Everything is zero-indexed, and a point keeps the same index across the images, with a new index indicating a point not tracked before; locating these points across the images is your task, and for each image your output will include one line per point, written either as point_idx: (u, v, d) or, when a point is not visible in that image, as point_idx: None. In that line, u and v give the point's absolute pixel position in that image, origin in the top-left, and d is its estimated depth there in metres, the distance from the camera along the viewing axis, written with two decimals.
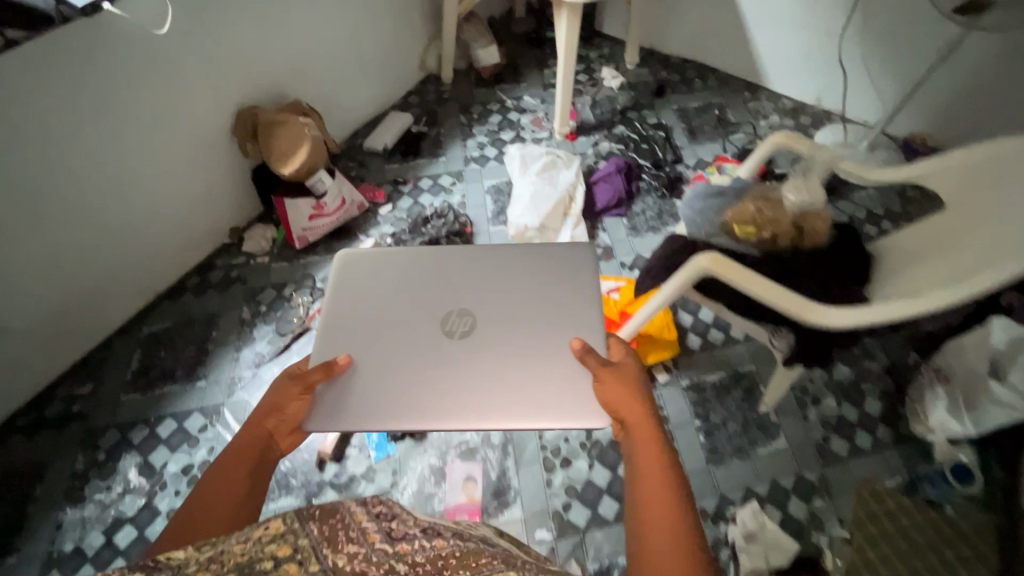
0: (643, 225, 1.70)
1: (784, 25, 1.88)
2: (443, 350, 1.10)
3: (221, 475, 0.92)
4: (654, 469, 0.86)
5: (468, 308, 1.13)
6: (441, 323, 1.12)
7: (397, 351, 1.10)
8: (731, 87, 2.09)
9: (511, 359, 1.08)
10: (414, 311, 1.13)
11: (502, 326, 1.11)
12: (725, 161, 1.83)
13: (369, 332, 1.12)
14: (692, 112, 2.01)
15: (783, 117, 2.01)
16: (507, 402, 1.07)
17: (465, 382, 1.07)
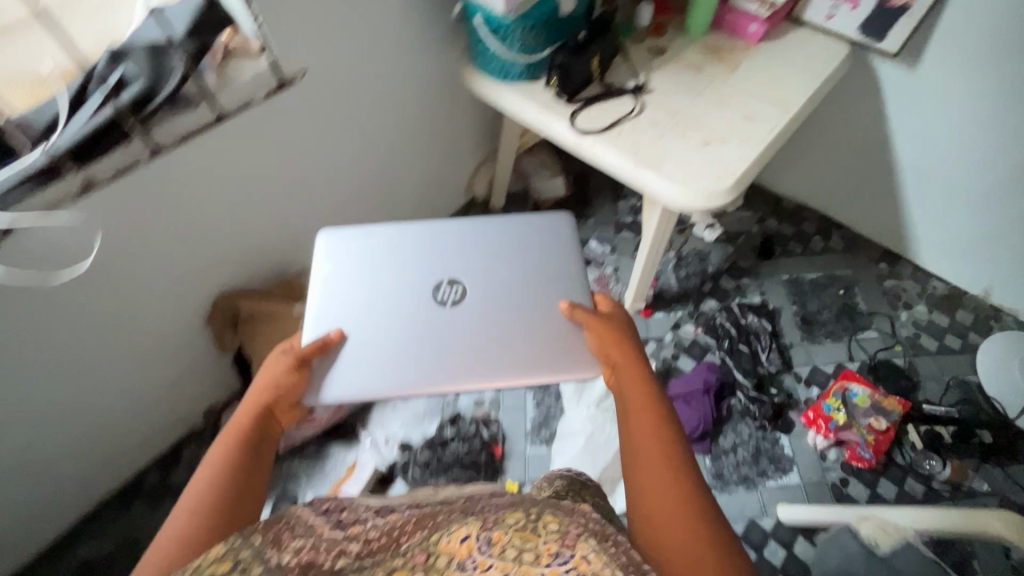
0: (731, 473, 1.26)
1: (965, 206, 1.37)
2: (438, 312, 0.95)
3: (228, 442, 0.75)
4: (649, 434, 0.74)
5: (462, 272, 0.97)
6: (441, 280, 0.96)
7: (385, 297, 0.95)
8: (861, 254, 1.60)
9: (497, 319, 0.95)
10: (407, 268, 0.97)
11: (498, 290, 0.96)
12: (852, 382, 1.36)
13: (356, 286, 0.96)
14: (807, 290, 1.54)
15: (934, 308, 1.51)
16: (495, 362, 0.93)
17: (454, 338, 0.94)
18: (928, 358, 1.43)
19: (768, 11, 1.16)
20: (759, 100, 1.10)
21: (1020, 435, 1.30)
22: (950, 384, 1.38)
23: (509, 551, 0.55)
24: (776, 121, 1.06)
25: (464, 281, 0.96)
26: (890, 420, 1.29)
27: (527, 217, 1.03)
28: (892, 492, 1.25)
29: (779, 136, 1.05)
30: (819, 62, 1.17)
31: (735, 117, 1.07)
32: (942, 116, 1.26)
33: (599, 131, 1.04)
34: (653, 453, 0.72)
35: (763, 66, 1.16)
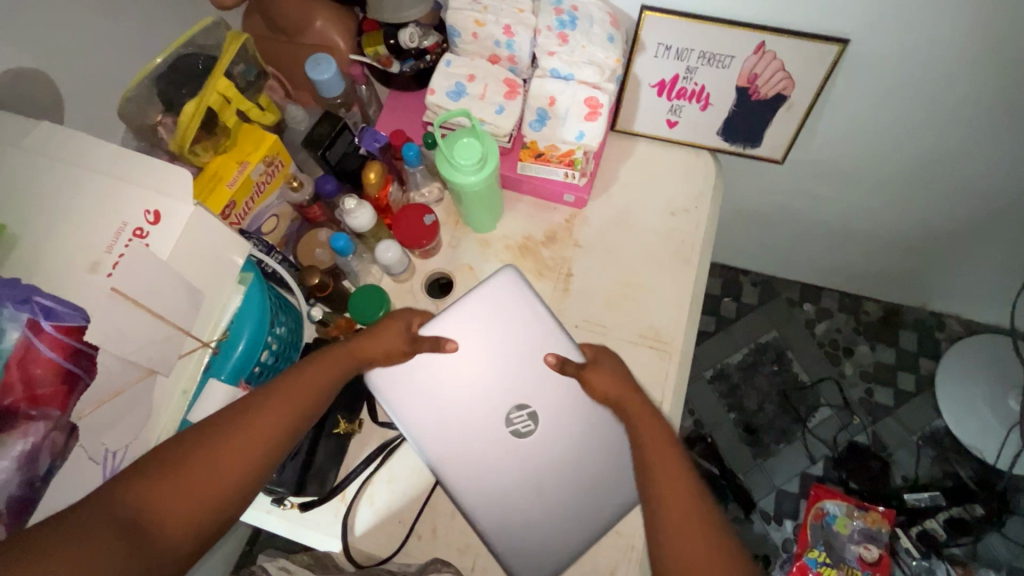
0: None
1: (893, 252, 1.04)
2: (484, 428, 0.58)
3: (297, 402, 0.46)
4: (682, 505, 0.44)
5: (555, 407, 0.58)
6: (545, 390, 0.59)
7: (473, 365, 0.59)
8: (779, 301, 1.29)
9: (541, 462, 0.57)
10: (520, 338, 0.60)
11: (570, 443, 0.57)
12: (824, 501, 1.11)
13: (483, 303, 0.61)
14: (737, 383, 1.24)
15: (877, 343, 1.26)
16: (500, 508, 0.57)
17: (481, 464, 0.57)
18: (890, 419, 1.20)
19: (583, 174, 0.70)
20: (620, 344, 0.68)
21: (1002, 480, 1.14)
22: (920, 445, 1.17)
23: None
24: (660, 384, 0.66)
25: (544, 420, 0.58)
26: (881, 543, 1.06)
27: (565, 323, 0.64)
28: None
29: (674, 410, 0.65)
30: (681, 218, 0.73)
31: None
32: (850, 187, 0.88)
33: (399, 538, 0.61)
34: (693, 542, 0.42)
35: (607, 263, 0.72)
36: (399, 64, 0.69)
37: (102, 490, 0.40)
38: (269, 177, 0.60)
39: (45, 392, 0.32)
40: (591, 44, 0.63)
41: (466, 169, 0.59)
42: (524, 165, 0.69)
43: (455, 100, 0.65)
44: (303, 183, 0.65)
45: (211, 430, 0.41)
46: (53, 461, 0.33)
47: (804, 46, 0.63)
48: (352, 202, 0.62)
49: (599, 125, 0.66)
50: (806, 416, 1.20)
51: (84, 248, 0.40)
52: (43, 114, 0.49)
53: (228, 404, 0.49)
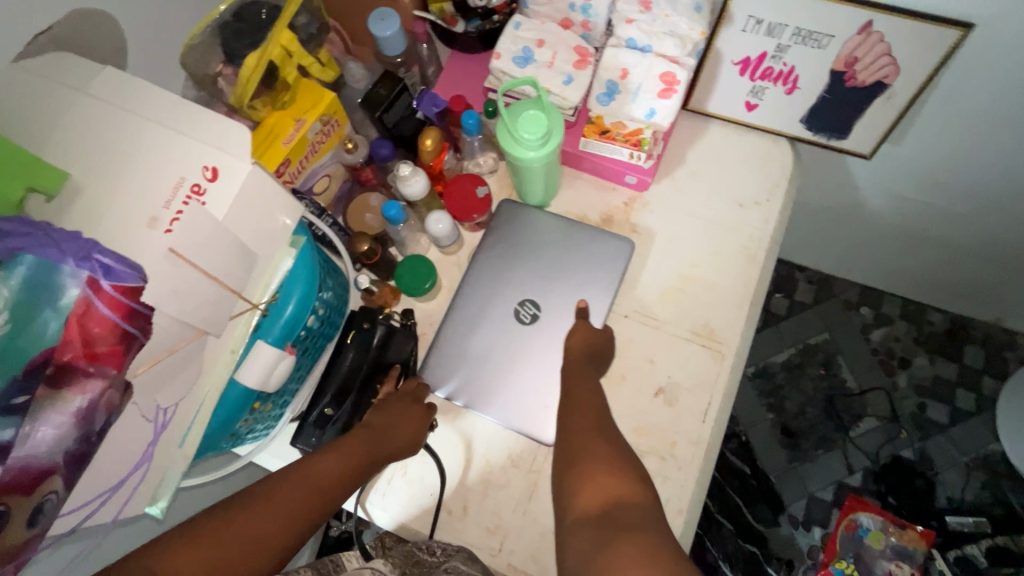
0: None
1: (973, 263, 0.96)
2: (506, 297, 0.65)
3: (322, 487, 0.46)
4: (598, 453, 0.48)
5: (555, 325, 0.63)
6: (558, 310, 0.64)
7: (528, 256, 0.66)
8: (836, 301, 1.22)
9: (510, 337, 0.63)
10: (585, 273, 0.65)
11: (543, 343, 0.63)
12: (861, 510, 1.08)
13: (598, 243, 0.66)
14: (780, 383, 1.19)
15: (938, 357, 1.18)
16: (453, 338, 0.64)
17: (490, 309, 0.64)
18: (941, 438, 1.14)
19: (650, 157, 0.65)
20: (670, 340, 0.65)
21: None
22: (971, 468, 1.11)
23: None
24: (709, 386, 0.63)
25: (543, 324, 0.63)
26: (916, 564, 1.03)
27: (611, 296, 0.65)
28: None
29: (721, 415, 0.62)
30: (747, 211, 0.68)
31: (641, 397, 0.63)
32: (938, 189, 0.80)
33: (431, 513, 0.61)
34: (601, 476, 0.45)
35: (663, 250, 0.68)
36: (465, 23, 0.65)
37: (152, 441, 0.41)
38: (324, 138, 0.58)
39: (103, 350, 0.31)
40: (676, 13, 0.58)
41: (529, 142, 0.55)
42: (587, 142, 0.65)
43: (521, 66, 0.61)
44: (357, 145, 0.63)
45: (246, 501, 0.42)
46: (107, 417, 0.33)
47: (919, 29, 0.56)
48: (408, 169, 0.59)
49: (673, 103, 0.61)
50: (848, 421, 1.15)
51: (144, 201, 0.39)
52: (107, 57, 0.48)
53: (274, 367, 0.49)
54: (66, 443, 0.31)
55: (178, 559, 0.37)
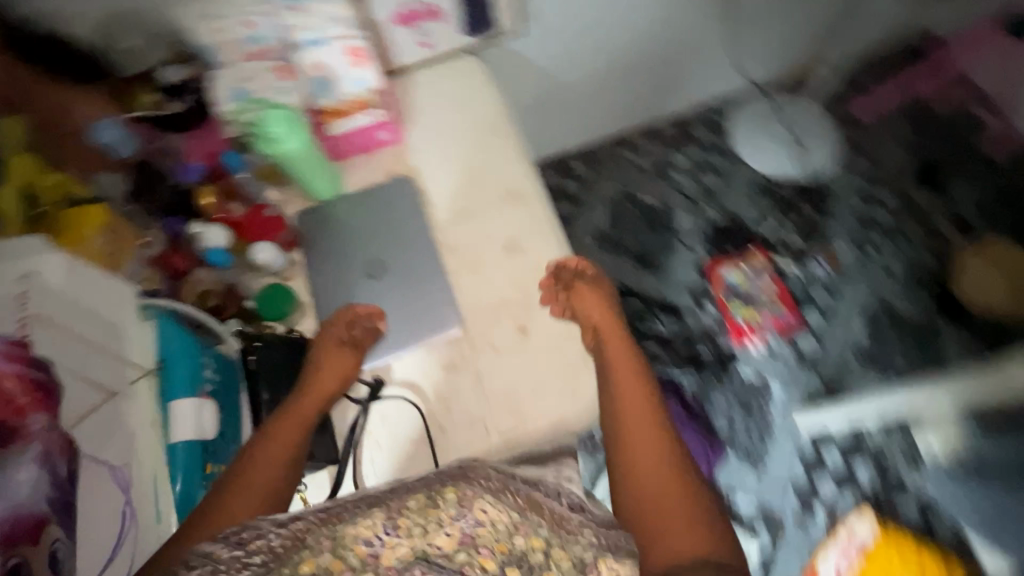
0: (751, 441, 1.22)
1: (642, 70, 1.27)
2: (355, 266, 0.75)
3: (277, 461, 0.58)
4: (640, 438, 0.62)
5: (400, 257, 0.75)
6: (395, 248, 0.76)
7: (347, 231, 0.77)
8: (605, 158, 1.51)
9: (379, 288, 0.74)
10: (394, 214, 0.78)
11: (401, 274, 0.74)
12: (724, 271, 1.34)
13: (386, 193, 0.80)
14: (614, 233, 1.43)
15: (686, 147, 1.51)
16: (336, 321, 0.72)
17: (348, 283, 0.74)
18: (726, 192, 1.46)
19: (384, 110, 0.80)
20: (490, 213, 0.79)
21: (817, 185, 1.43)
22: (755, 196, 1.44)
23: (414, 527, 0.50)
24: (535, 222, 0.78)
25: (393, 262, 0.75)
26: (769, 273, 1.34)
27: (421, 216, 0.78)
28: (820, 318, 1.32)
29: (557, 234, 0.78)
30: (477, 107, 0.87)
31: (500, 260, 0.76)
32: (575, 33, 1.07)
33: (417, 452, 0.67)
34: (652, 463, 0.60)
35: (440, 164, 0.83)
36: (174, 102, 0.72)
37: (127, 493, 0.51)
38: (117, 246, 0.64)
39: (27, 403, 0.41)
40: (322, 5, 0.72)
41: (281, 131, 0.68)
42: (332, 126, 0.79)
43: (240, 98, 0.68)
44: (153, 238, 0.69)
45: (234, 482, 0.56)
46: (64, 459, 0.43)
47: None
48: (198, 227, 0.68)
49: (370, 67, 0.75)
50: (669, 223, 1.43)
51: None
52: None
53: (199, 416, 0.57)
54: (43, 490, 0.40)
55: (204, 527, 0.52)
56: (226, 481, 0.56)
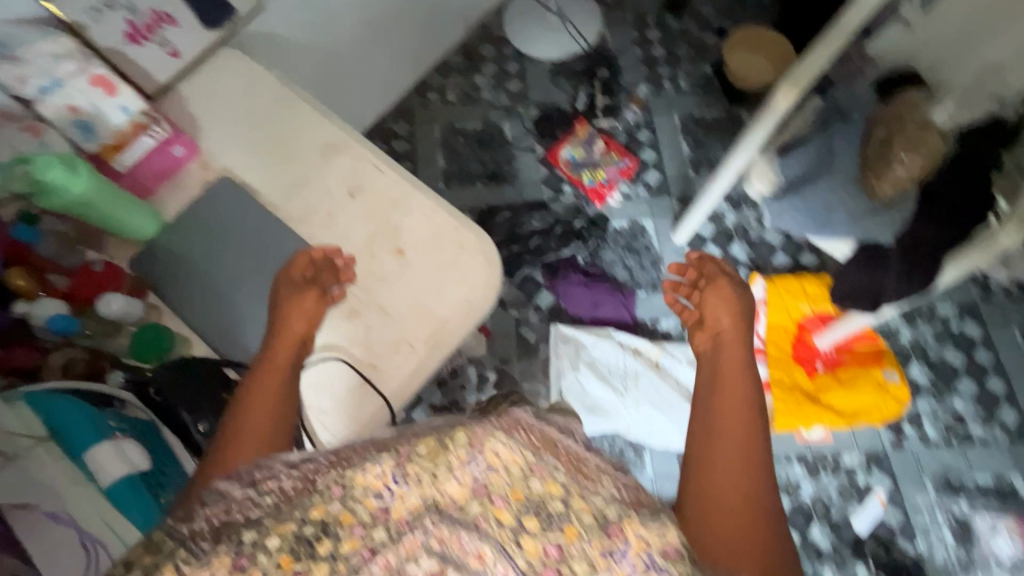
0: (648, 272, 1.37)
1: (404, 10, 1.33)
2: (219, 276, 0.76)
3: (269, 404, 0.63)
4: (731, 454, 0.66)
5: (257, 247, 0.77)
6: (247, 243, 0.77)
7: (191, 250, 0.76)
8: (416, 108, 1.56)
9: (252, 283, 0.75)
10: (229, 214, 0.78)
11: (266, 260, 0.76)
12: (560, 153, 1.48)
13: (211, 200, 0.79)
14: (457, 168, 1.50)
15: (480, 67, 1.60)
16: (228, 332, 0.74)
17: (222, 292, 0.75)
18: (531, 89, 1.58)
19: (163, 126, 0.78)
20: (317, 171, 0.81)
21: (596, 51, 1.60)
22: (554, 81, 1.58)
23: (425, 474, 0.53)
24: (362, 157, 0.81)
25: (252, 255, 0.76)
26: (595, 136, 1.49)
27: (255, 205, 0.79)
28: (651, 151, 1.50)
29: (387, 158, 0.81)
30: (254, 83, 0.85)
31: (348, 204, 0.79)
32: None
33: (359, 396, 0.70)
34: (727, 474, 0.64)
35: (249, 152, 0.82)
36: None
37: None
38: None
39: None
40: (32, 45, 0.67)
41: (61, 175, 0.67)
42: (118, 160, 0.75)
43: None
44: None
45: (237, 426, 0.61)
46: None
47: None
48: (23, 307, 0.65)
49: (127, 94, 0.72)
50: (499, 137, 1.53)
51: None
52: None
53: (123, 452, 0.62)
54: None
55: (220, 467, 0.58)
56: (229, 428, 0.61)
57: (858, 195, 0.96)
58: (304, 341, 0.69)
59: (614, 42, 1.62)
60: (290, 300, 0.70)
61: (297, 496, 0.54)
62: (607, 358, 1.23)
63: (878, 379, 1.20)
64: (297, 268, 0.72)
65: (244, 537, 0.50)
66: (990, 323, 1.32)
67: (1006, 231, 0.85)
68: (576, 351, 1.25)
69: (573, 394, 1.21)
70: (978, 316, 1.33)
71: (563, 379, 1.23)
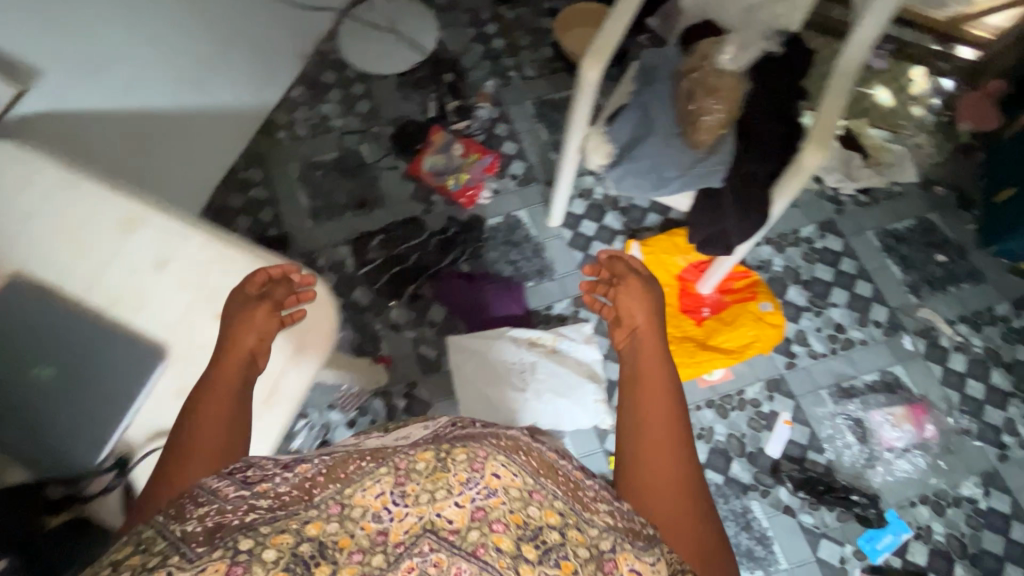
0: (532, 261, 1.39)
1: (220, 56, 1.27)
2: (31, 391, 0.70)
3: (220, 415, 0.63)
4: (660, 444, 0.68)
5: (68, 349, 0.71)
6: (55, 347, 0.71)
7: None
8: (267, 151, 1.50)
9: (70, 388, 0.70)
10: (28, 324, 0.72)
11: (80, 359, 0.71)
12: (424, 164, 1.47)
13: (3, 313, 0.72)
14: (323, 202, 1.46)
15: (325, 96, 1.56)
16: (51, 446, 0.68)
17: (38, 407, 0.69)
18: (381, 107, 1.55)
19: None
20: (116, 251, 0.75)
21: (437, 56, 1.59)
22: (403, 95, 1.56)
23: (424, 493, 0.52)
24: (162, 225, 0.76)
25: (64, 359, 0.71)
26: (452, 141, 1.49)
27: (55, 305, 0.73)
28: (510, 144, 1.51)
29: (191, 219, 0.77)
30: (20, 170, 0.77)
31: (159, 278, 0.74)
32: (113, 56, 1.03)
33: None
34: (661, 465, 0.66)
35: (35, 247, 0.75)
36: None
37: None
38: None
39: None
40: None
41: None
42: None
43: None
44: None
45: (188, 438, 0.61)
46: None
47: None
48: None
49: None
50: (360, 162, 1.49)
51: None
52: None
53: None
54: None
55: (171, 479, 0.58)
56: (180, 439, 0.61)
57: (684, 148, 1.00)
58: (256, 350, 0.68)
59: (453, 44, 1.62)
60: (237, 315, 0.69)
61: (296, 506, 0.51)
62: (501, 357, 1.27)
63: (754, 311, 1.26)
64: (254, 283, 0.71)
65: (241, 544, 0.47)
66: (848, 234, 1.42)
67: (809, 153, 0.89)
68: (471, 358, 1.28)
69: (473, 399, 1.24)
70: (836, 230, 1.42)
71: (463, 387, 1.26)
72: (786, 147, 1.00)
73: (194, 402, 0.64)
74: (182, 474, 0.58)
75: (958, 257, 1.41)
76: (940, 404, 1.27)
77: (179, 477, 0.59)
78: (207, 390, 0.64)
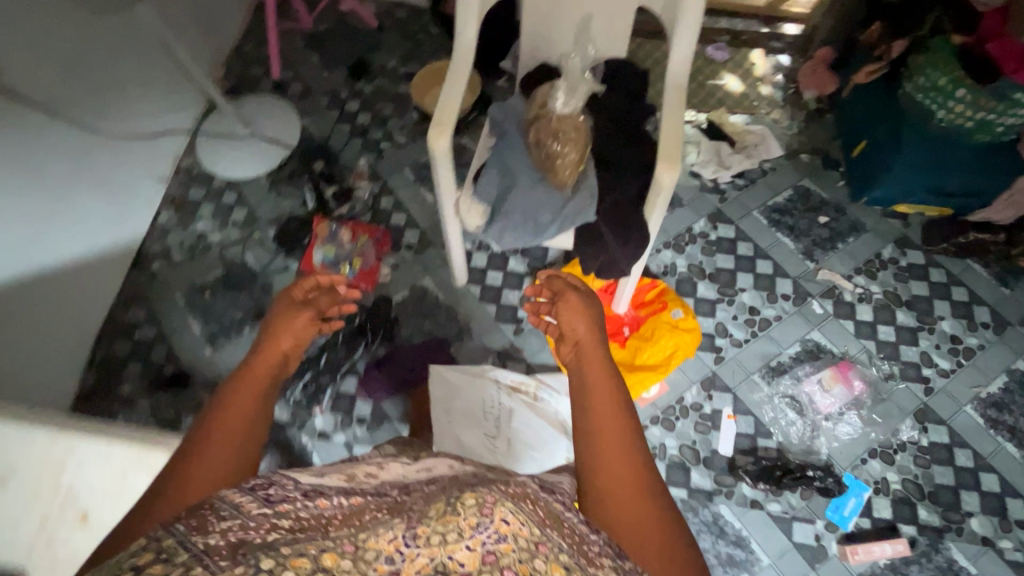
0: (448, 327, 1.36)
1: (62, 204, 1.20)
2: None
3: (243, 415, 0.58)
4: (618, 461, 0.60)
5: None
6: None
7: None
8: (144, 285, 1.41)
9: None
10: None
11: None
12: (313, 258, 1.40)
13: None
14: (217, 323, 1.38)
15: (195, 212, 1.49)
16: None
17: None
18: (258, 209, 1.50)
19: None
20: None
21: (303, 146, 1.57)
22: (277, 192, 1.51)
23: (436, 536, 0.49)
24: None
25: None
26: (338, 227, 1.42)
27: None
28: (398, 214, 1.49)
29: (27, 417, 0.71)
30: None
31: (17, 488, 0.71)
32: None
33: None
34: (622, 485, 0.58)
35: None
36: None
37: None
38: None
39: None
40: None
41: None
42: None
43: None
44: None
45: (200, 439, 0.56)
46: None
47: None
48: None
49: None
50: (247, 271, 1.43)
51: None
52: None
53: None
54: None
55: (171, 487, 0.53)
56: (196, 436, 0.57)
57: (550, 190, 1.00)
58: (287, 351, 0.68)
59: (317, 130, 1.60)
60: (278, 318, 0.71)
61: (313, 533, 0.50)
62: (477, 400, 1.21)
63: (667, 321, 1.28)
64: (303, 288, 0.80)
65: (263, 563, 0.44)
66: (736, 219, 1.48)
67: (663, 171, 0.91)
68: (444, 404, 1.22)
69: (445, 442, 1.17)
70: (725, 219, 1.48)
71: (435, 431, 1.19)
72: (644, 167, 1.03)
73: (199, 427, 0.58)
74: (181, 495, 0.52)
75: (837, 215, 1.49)
76: (860, 357, 1.33)
77: (178, 491, 0.53)
78: (219, 404, 0.59)
